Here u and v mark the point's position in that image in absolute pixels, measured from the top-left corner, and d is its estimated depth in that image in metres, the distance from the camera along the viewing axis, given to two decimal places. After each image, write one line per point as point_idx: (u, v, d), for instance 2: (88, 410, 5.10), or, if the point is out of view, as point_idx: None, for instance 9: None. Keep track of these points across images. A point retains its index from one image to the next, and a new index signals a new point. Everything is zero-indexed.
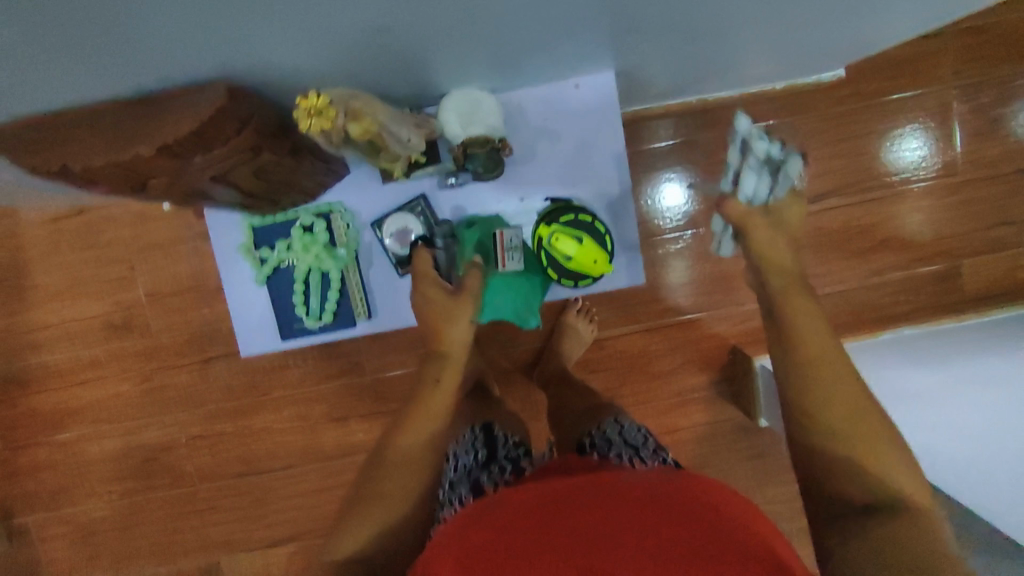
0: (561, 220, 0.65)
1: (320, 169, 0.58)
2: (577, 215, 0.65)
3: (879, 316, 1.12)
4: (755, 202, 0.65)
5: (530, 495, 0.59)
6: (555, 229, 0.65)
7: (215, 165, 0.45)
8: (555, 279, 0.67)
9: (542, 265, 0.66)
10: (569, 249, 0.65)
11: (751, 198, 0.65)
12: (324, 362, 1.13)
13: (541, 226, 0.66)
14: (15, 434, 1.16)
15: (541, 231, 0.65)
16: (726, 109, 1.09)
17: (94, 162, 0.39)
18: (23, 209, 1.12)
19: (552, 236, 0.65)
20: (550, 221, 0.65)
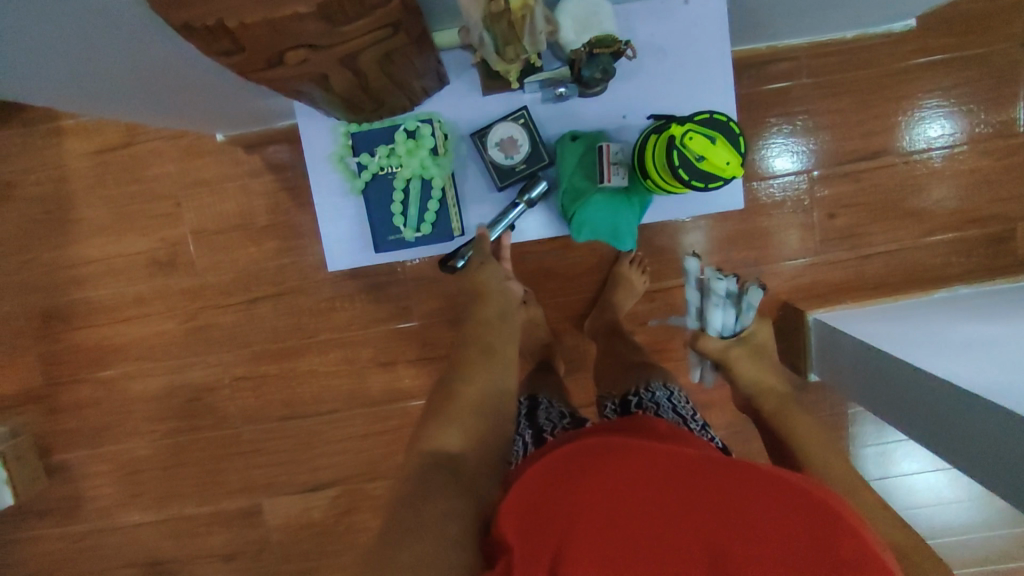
0: (695, 120, 0.55)
1: (430, 68, 0.57)
2: (714, 115, 0.55)
3: (930, 276, 1.12)
4: (725, 331, 0.89)
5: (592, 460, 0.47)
6: (690, 129, 0.54)
7: (356, 40, 0.43)
8: (683, 186, 0.55)
9: (669, 168, 0.55)
10: (704, 149, 0.54)
11: (722, 328, 0.89)
12: (373, 306, 1.12)
13: (672, 125, 0.55)
14: (56, 370, 1.15)
15: (673, 130, 0.55)
16: (791, 60, 1.08)
17: (248, 19, 0.38)
18: (69, 140, 1.09)
19: (687, 135, 0.54)
20: (682, 119, 0.55)
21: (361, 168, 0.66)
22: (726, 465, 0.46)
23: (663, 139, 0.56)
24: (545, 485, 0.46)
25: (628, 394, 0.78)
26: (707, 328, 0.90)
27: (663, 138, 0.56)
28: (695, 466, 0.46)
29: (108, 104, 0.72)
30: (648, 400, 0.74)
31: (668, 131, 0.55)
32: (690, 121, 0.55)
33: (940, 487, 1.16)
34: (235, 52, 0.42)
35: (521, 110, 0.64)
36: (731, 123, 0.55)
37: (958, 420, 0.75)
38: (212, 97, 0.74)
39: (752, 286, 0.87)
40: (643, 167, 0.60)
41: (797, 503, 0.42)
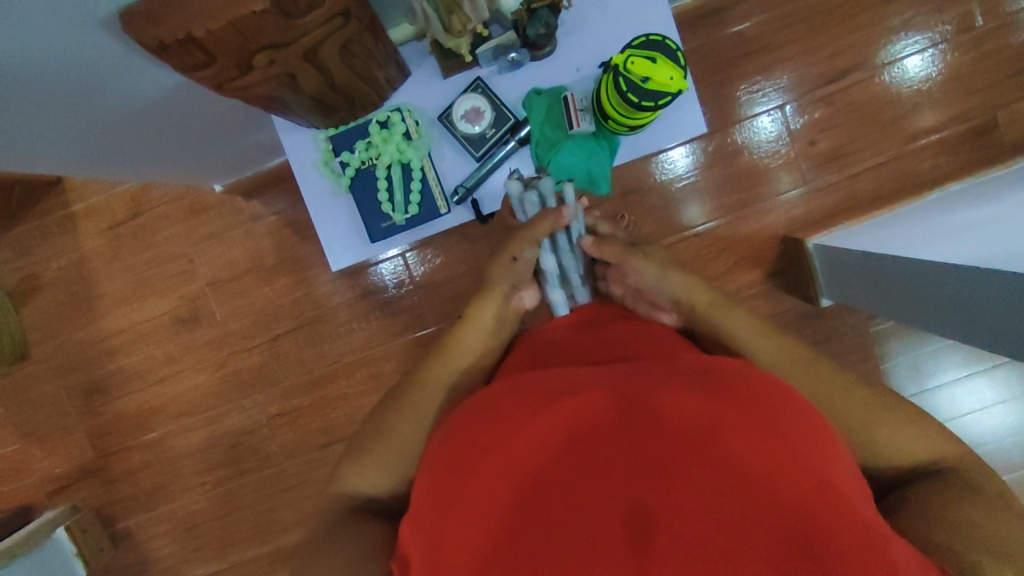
0: (633, 45, 0.59)
1: (389, 58, 0.61)
2: (650, 37, 0.59)
3: (924, 180, 1.13)
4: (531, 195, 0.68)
5: (544, 443, 0.45)
6: (630, 55, 0.58)
7: (312, 32, 0.48)
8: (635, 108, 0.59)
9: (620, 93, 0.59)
10: (646, 69, 0.58)
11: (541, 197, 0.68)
12: (387, 320, 1.15)
13: (614, 55, 0.59)
14: (105, 441, 1.19)
15: (615, 59, 0.59)
16: (740, 3, 1.11)
17: (214, 24, 0.42)
18: (83, 223, 1.16)
19: (627, 60, 0.58)
20: (622, 47, 0.59)
21: (344, 166, 0.69)
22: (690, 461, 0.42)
23: (611, 69, 0.60)
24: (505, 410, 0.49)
25: None
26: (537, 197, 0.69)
27: (610, 69, 0.60)
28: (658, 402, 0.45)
29: (110, 166, 0.77)
30: None
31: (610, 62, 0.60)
32: (630, 47, 0.59)
33: (980, 388, 1.15)
34: (208, 62, 0.46)
35: (478, 81, 0.68)
36: (668, 41, 0.58)
37: (974, 297, 0.75)
38: (204, 139, 0.78)
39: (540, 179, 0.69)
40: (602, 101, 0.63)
41: (754, 461, 0.42)
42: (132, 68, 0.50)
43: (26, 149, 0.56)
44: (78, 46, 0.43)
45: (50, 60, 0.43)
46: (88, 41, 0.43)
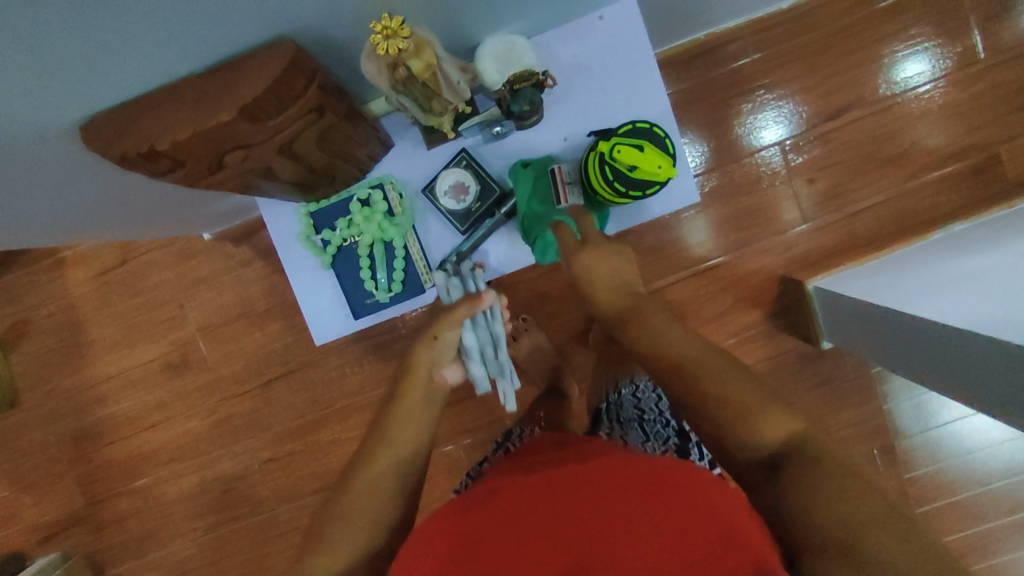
0: (621, 133, 0.59)
1: (370, 136, 0.59)
2: (637, 124, 0.59)
3: (924, 219, 1.11)
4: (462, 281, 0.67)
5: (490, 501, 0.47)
6: (617, 143, 0.58)
7: (285, 131, 0.46)
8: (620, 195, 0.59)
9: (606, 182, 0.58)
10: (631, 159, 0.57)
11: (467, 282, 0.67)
12: (381, 364, 1.13)
13: (600, 142, 0.59)
14: (95, 488, 1.18)
15: (600, 146, 0.59)
16: (735, 42, 1.10)
17: (179, 136, 0.41)
18: (71, 268, 1.15)
19: (614, 149, 0.58)
20: (608, 135, 0.59)
21: (325, 244, 0.68)
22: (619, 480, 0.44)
23: (596, 155, 0.60)
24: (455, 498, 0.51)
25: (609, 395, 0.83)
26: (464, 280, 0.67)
27: (595, 155, 0.60)
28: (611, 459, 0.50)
29: (96, 231, 0.77)
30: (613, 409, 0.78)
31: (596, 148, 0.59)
32: (616, 135, 0.59)
33: (983, 428, 1.13)
34: (177, 167, 0.45)
35: (462, 153, 0.67)
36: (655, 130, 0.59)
37: (971, 359, 0.73)
38: (179, 209, 0.77)
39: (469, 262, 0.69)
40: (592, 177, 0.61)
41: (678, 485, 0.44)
42: (102, 163, 0.49)
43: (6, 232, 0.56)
44: (28, 151, 0.42)
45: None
46: (36, 147, 0.42)
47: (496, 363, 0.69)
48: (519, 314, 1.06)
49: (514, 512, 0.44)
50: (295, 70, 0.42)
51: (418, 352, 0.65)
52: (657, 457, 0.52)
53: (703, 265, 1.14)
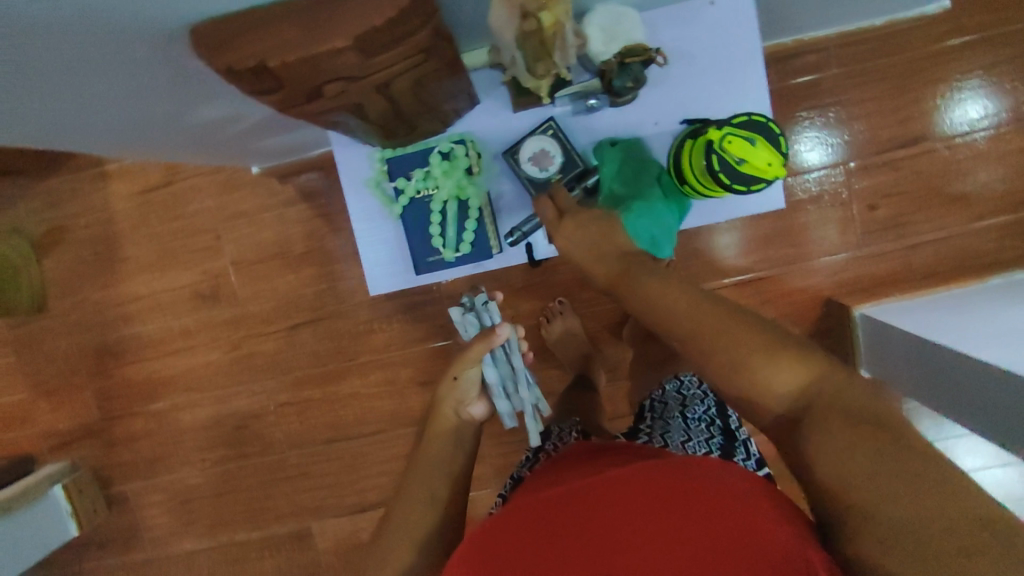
0: (733, 123, 0.60)
1: (461, 90, 0.57)
2: (751, 116, 0.60)
3: (983, 262, 1.08)
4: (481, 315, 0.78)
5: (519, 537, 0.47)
6: (729, 133, 0.59)
7: (389, 69, 0.44)
8: (725, 187, 0.60)
9: (712, 170, 0.59)
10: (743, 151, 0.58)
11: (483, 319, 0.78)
12: (409, 326, 1.12)
13: (710, 129, 0.60)
14: (110, 404, 1.19)
15: (711, 134, 0.59)
16: (821, 51, 1.06)
17: (289, 57, 0.39)
18: (114, 183, 1.14)
19: (725, 139, 0.59)
20: (720, 123, 0.60)
21: (398, 193, 0.67)
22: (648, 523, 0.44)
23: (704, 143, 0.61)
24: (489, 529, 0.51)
25: (649, 393, 0.82)
26: (483, 317, 0.78)
27: (703, 142, 0.60)
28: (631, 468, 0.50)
29: (154, 147, 0.75)
30: (655, 403, 0.77)
31: (706, 135, 0.60)
32: (728, 124, 0.60)
33: (1012, 483, 1.09)
34: (275, 89, 0.43)
35: (549, 121, 0.65)
36: (771, 124, 0.59)
37: (1021, 409, 0.70)
38: (250, 133, 0.75)
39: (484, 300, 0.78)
40: (699, 164, 0.61)
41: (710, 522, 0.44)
42: (191, 73, 0.47)
43: (78, 132, 0.55)
44: (135, 44, 0.40)
45: (102, 50, 0.40)
46: (139, 43, 0.40)
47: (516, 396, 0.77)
48: (557, 296, 1.04)
49: (538, 532, 0.47)
50: (416, 7, 0.39)
51: (441, 392, 0.76)
52: (684, 461, 0.50)
53: (749, 275, 1.12)
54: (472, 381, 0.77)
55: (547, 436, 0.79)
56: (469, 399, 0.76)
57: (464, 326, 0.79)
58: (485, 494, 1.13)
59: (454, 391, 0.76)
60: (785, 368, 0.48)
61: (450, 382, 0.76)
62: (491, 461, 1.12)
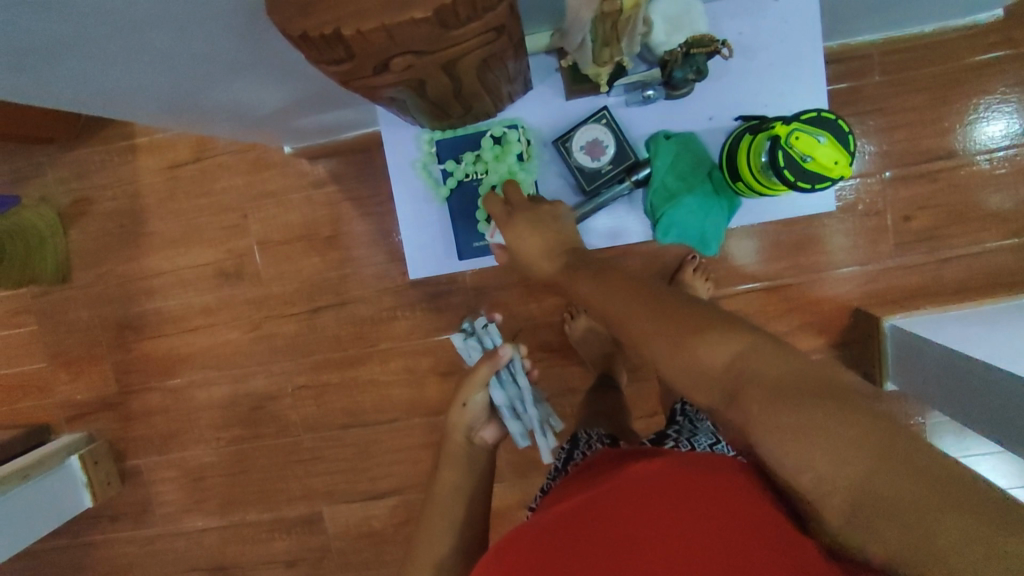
0: (801, 119, 0.59)
1: (518, 73, 0.56)
2: (821, 114, 0.59)
3: (1017, 280, 1.06)
4: (483, 340, 0.88)
5: (539, 546, 0.47)
6: (796, 129, 0.58)
7: (461, 45, 0.44)
8: (790, 184, 0.59)
9: (779, 166, 0.58)
10: (810, 148, 0.58)
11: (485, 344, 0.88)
12: (431, 315, 1.11)
13: (777, 124, 0.59)
14: (128, 378, 1.18)
15: (779, 129, 0.58)
16: (866, 57, 1.05)
17: (366, 26, 0.38)
18: (144, 156, 1.13)
19: (792, 135, 0.58)
20: (787, 119, 0.59)
21: (446, 175, 0.68)
22: (664, 526, 0.44)
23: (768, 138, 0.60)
24: (511, 542, 0.50)
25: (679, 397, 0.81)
26: (485, 342, 0.88)
27: (769, 137, 0.59)
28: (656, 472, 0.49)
29: (189, 119, 0.74)
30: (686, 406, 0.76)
31: (771, 131, 0.59)
32: (796, 120, 0.59)
33: None
34: (345, 59, 0.42)
35: (603, 111, 0.64)
36: (838, 122, 0.59)
37: None
38: (291, 109, 0.75)
39: (485, 325, 0.88)
40: (763, 159, 0.60)
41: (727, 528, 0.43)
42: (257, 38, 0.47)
43: (128, 97, 0.55)
44: None
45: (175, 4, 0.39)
46: None
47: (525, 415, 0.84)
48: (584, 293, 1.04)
49: (558, 542, 0.46)
50: None
51: (453, 419, 0.81)
52: (697, 468, 0.50)
53: (777, 281, 1.11)
54: (479, 405, 0.82)
55: (572, 440, 0.78)
56: (480, 424, 0.82)
57: (469, 353, 0.89)
58: (498, 487, 1.12)
59: (463, 418, 0.81)
60: (713, 344, 0.42)
61: (459, 409, 0.81)
62: (506, 454, 1.12)
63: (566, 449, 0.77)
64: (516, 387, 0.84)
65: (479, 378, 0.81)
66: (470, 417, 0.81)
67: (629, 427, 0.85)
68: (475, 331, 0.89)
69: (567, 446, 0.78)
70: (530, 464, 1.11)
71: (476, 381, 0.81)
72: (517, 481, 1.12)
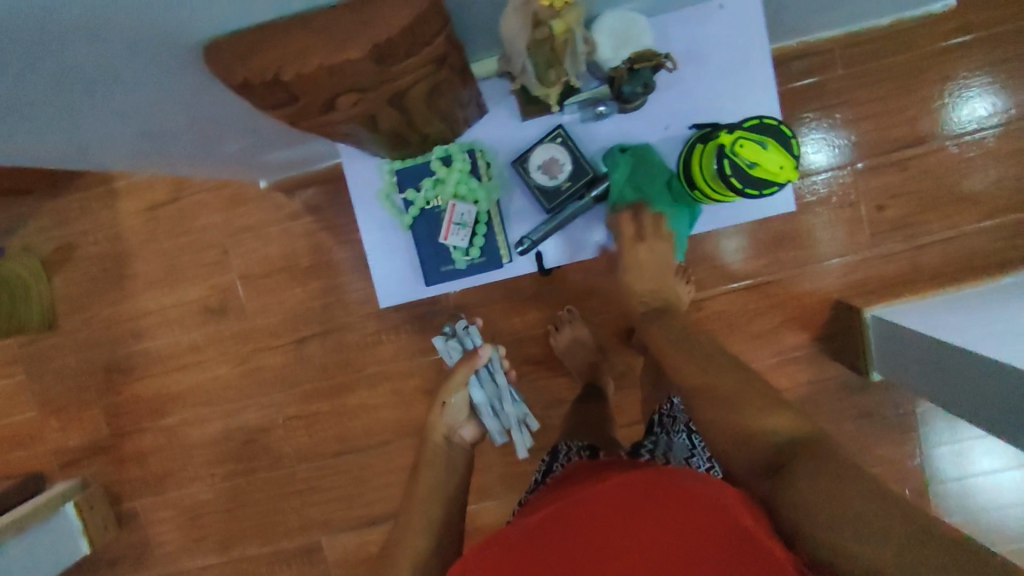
0: (745, 127, 0.61)
1: (471, 99, 0.57)
2: (763, 120, 0.60)
3: (993, 262, 1.07)
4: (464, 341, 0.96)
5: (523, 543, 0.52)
6: (739, 136, 0.60)
7: (404, 78, 0.44)
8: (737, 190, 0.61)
9: (724, 173, 0.60)
10: (754, 156, 0.60)
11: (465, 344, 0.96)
12: (417, 336, 1.12)
13: (721, 133, 0.61)
14: (120, 420, 1.18)
15: (722, 138, 0.60)
16: (827, 52, 1.06)
17: (305, 67, 0.39)
18: (123, 200, 1.14)
19: (738, 143, 0.60)
20: (731, 127, 0.61)
21: (407, 204, 0.68)
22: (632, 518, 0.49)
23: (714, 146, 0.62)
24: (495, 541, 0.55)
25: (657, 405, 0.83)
26: (465, 342, 0.95)
27: (714, 145, 0.61)
28: (634, 478, 0.53)
29: (156, 163, 0.75)
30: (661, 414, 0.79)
31: (717, 139, 0.61)
32: (739, 128, 0.60)
33: None
34: (290, 100, 0.43)
35: (558, 129, 0.66)
36: (781, 127, 0.60)
37: None
38: (256, 147, 0.76)
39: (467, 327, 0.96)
40: (710, 167, 0.62)
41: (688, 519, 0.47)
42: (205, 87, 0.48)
43: (89, 149, 0.55)
44: (152, 60, 0.40)
45: (121, 67, 0.40)
46: (161, 57, 0.40)
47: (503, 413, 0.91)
48: (566, 305, 1.04)
49: (539, 540, 0.51)
50: (434, 13, 0.40)
51: (433, 419, 0.86)
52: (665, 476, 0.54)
53: (757, 278, 1.11)
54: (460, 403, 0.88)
55: (552, 457, 0.78)
56: (460, 422, 0.88)
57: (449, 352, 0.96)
58: (493, 505, 1.12)
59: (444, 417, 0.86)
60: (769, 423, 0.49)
61: (441, 408, 0.86)
62: (499, 471, 1.12)
63: (546, 466, 0.77)
64: (495, 387, 0.91)
65: (460, 379, 0.87)
66: (450, 417, 0.87)
67: (614, 437, 0.85)
68: (457, 334, 0.97)
69: (545, 463, 0.78)
70: (524, 479, 1.11)
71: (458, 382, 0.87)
72: (512, 496, 1.12)
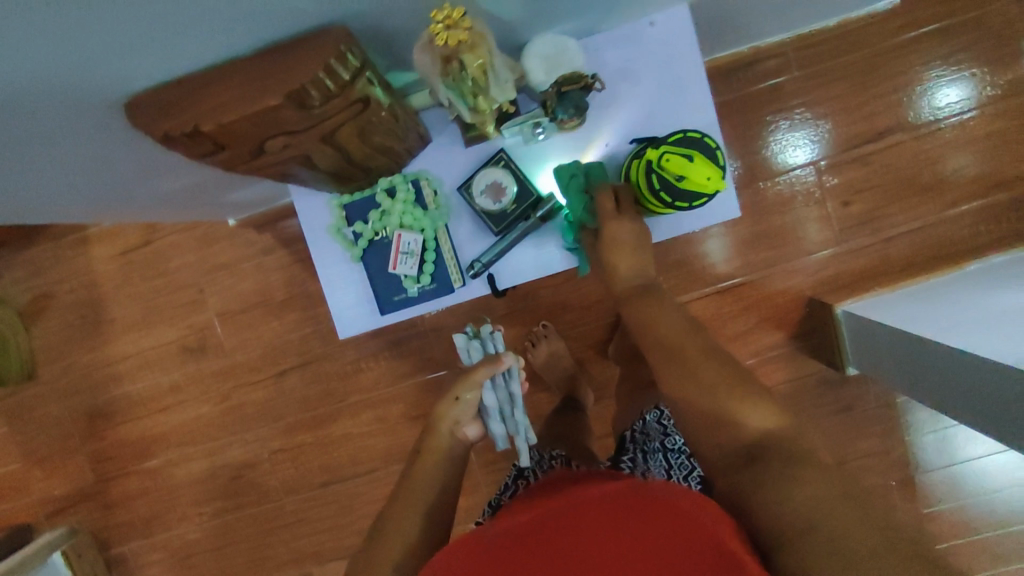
0: (670, 141, 0.64)
1: (410, 130, 0.59)
2: (688, 134, 0.64)
3: (961, 249, 1.08)
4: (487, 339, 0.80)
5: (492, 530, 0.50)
6: (665, 151, 0.64)
7: (330, 120, 0.45)
8: (669, 204, 0.66)
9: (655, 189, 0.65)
10: (682, 169, 0.63)
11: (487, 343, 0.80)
12: (395, 362, 1.12)
13: (648, 149, 0.65)
14: (105, 466, 1.18)
15: (649, 154, 0.64)
16: (780, 55, 1.08)
17: (225, 118, 0.40)
18: (96, 246, 1.15)
19: (663, 158, 0.64)
20: (657, 143, 0.65)
21: (356, 236, 0.70)
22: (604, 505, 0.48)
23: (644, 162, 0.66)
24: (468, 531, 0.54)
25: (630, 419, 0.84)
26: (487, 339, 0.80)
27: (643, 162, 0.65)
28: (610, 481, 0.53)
29: (119, 212, 0.77)
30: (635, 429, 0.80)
31: (644, 156, 0.65)
32: (665, 143, 0.64)
33: (1013, 468, 1.07)
34: (218, 149, 0.44)
35: (500, 154, 0.68)
36: (706, 140, 0.64)
37: (1008, 392, 0.70)
38: (215, 191, 0.77)
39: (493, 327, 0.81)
40: (642, 182, 0.66)
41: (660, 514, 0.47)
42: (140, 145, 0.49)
43: (39, 207, 0.57)
44: (78, 122, 0.41)
45: (50, 132, 0.41)
46: (86, 118, 0.41)
47: (513, 422, 0.77)
48: (540, 320, 1.05)
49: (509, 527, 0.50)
50: (347, 57, 0.41)
51: (441, 409, 0.74)
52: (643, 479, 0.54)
53: (730, 281, 1.12)
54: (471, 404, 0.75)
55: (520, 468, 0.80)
56: (465, 421, 0.74)
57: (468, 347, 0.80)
58: None
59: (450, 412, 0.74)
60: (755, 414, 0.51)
61: (450, 402, 0.74)
62: (486, 490, 1.11)
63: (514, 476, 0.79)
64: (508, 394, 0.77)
65: (475, 378, 0.74)
66: (456, 414, 0.74)
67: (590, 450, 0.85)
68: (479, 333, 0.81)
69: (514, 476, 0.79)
70: None
71: (472, 380, 0.74)
72: None
